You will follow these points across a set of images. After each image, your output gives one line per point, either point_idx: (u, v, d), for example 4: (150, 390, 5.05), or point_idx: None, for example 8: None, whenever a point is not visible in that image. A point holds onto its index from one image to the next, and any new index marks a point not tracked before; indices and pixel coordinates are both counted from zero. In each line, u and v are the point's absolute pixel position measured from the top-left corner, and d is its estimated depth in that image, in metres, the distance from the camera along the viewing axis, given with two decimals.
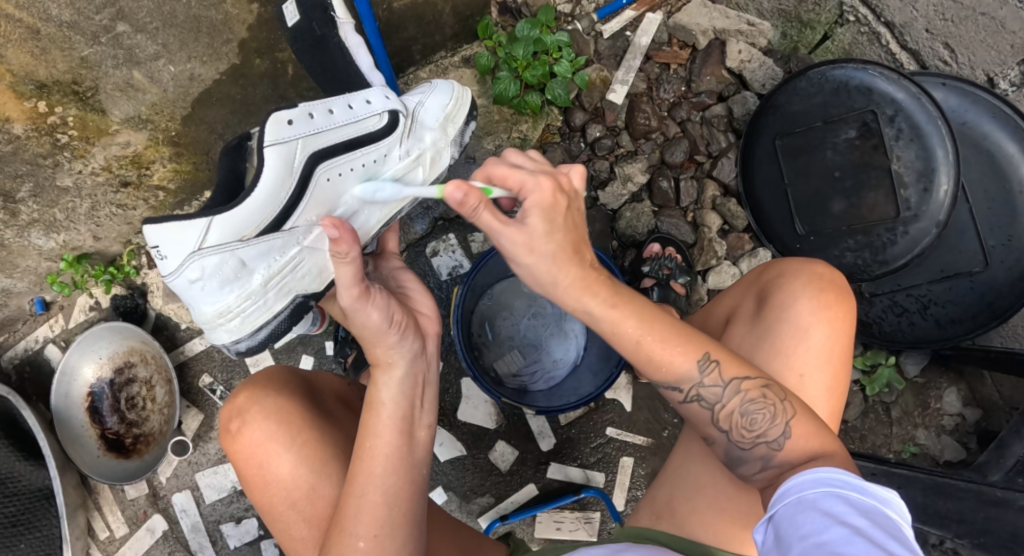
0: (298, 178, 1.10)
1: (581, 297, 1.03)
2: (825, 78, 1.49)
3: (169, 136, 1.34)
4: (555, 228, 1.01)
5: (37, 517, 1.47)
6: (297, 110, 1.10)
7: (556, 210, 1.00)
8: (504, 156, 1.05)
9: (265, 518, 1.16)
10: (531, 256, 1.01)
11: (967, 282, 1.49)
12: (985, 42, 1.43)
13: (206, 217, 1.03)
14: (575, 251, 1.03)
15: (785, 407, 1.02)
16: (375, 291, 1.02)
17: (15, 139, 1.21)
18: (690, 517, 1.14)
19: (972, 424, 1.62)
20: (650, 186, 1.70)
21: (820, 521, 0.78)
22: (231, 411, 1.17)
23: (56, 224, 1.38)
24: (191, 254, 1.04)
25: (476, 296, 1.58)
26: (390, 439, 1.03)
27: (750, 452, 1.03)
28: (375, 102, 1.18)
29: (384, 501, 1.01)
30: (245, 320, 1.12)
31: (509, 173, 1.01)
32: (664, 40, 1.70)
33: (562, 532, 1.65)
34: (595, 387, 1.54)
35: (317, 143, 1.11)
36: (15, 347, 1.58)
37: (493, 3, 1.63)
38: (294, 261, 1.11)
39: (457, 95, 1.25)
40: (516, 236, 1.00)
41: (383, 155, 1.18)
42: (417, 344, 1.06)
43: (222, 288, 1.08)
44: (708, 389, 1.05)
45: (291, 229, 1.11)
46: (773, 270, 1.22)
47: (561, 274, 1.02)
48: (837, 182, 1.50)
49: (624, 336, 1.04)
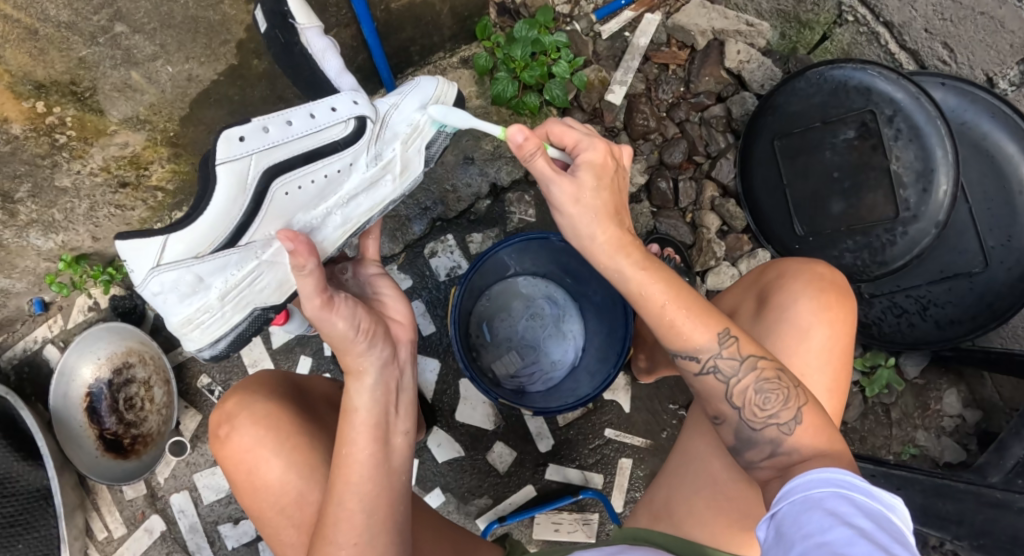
0: (252, 195, 1.11)
1: (614, 256, 1.05)
2: (824, 78, 1.49)
3: (168, 137, 1.34)
4: (603, 184, 1.06)
5: (35, 518, 1.47)
6: (250, 125, 1.09)
7: (606, 169, 1.06)
8: (559, 121, 1.11)
9: (256, 523, 1.16)
10: (575, 208, 1.04)
11: (966, 282, 1.48)
12: (984, 41, 1.41)
13: (163, 235, 1.07)
14: (616, 211, 1.06)
15: (799, 393, 1.02)
16: (339, 299, 1.00)
17: (13, 140, 1.20)
18: (687, 519, 1.14)
19: (972, 425, 1.62)
20: (649, 187, 1.69)
21: (824, 520, 0.78)
22: (221, 417, 1.18)
23: (54, 224, 1.38)
24: (151, 270, 1.09)
25: (473, 298, 1.55)
26: (364, 447, 1.02)
27: (759, 434, 1.02)
28: (341, 109, 1.16)
29: (361, 508, 1.01)
30: (206, 331, 1.16)
31: (566, 131, 1.08)
32: (663, 40, 1.70)
33: (560, 533, 1.65)
34: (593, 388, 1.49)
35: (270, 159, 1.11)
36: (14, 347, 1.58)
37: (492, 4, 1.63)
38: (251, 275, 1.15)
39: (439, 93, 1.21)
40: (567, 187, 1.04)
41: (348, 165, 1.18)
42: (387, 351, 1.05)
43: (182, 302, 1.13)
44: (726, 361, 1.04)
45: (246, 244, 1.13)
46: (773, 271, 1.22)
47: (599, 230, 1.05)
48: (835, 182, 1.49)
49: (649, 297, 1.04)
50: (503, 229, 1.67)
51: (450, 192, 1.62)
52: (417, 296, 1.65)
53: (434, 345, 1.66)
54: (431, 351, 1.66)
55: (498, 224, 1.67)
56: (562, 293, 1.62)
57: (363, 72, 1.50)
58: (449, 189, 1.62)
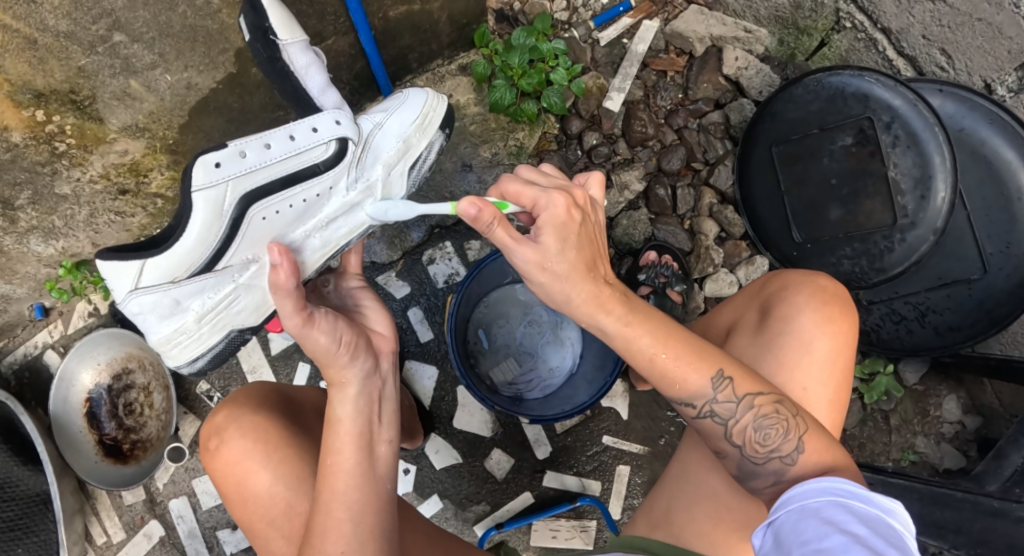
0: (229, 220, 1.11)
1: (595, 313, 1.03)
2: (821, 85, 1.48)
3: (167, 144, 1.35)
4: (568, 244, 1.01)
5: (35, 522, 1.48)
6: (227, 150, 1.10)
7: (570, 225, 1.01)
8: (517, 172, 1.08)
9: (247, 535, 1.17)
10: (544, 274, 1.02)
11: (965, 289, 1.47)
12: (981, 47, 1.40)
13: (140, 259, 1.07)
14: (590, 268, 1.03)
15: (799, 422, 1.01)
16: (319, 314, 1.01)
17: (13, 148, 1.20)
18: (684, 528, 1.13)
19: (972, 431, 1.60)
20: (648, 194, 1.70)
21: (820, 529, 0.78)
22: (210, 429, 1.19)
23: (54, 231, 1.39)
24: (129, 292, 1.09)
25: (470, 305, 1.55)
26: (349, 456, 1.03)
27: (763, 467, 1.02)
28: (322, 130, 1.17)
29: (349, 517, 1.01)
30: (184, 351, 1.17)
31: (524, 189, 1.03)
32: (661, 47, 1.70)
33: (558, 539, 1.65)
34: (589, 397, 1.50)
35: (248, 183, 1.12)
36: (14, 352, 1.59)
37: (490, 11, 1.64)
38: (228, 299, 1.15)
39: (425, 111, 1.25)
40: (531, 253, 1.01)
41: (328, 188, 1.18)
42: (369, 362, 1.06)
43: (160, 323, 1.13)
44: (722, 405, 1.03)
45: (223, 268, 1.13)
46: (774, 284, 1.21)
47: (574, 291, 1.02)
48: (834, 189, 1.49)
49: (639, 352, 1.03)
50: None
51: (448, 199, 1.63)
52: (415, 303, 1.65)
53: (431, 352, 1.66)
54: (428, 358, 1.66)
55: None
56: None
57: (361, 80, 1.51)
58: (448, 196, 1.64)
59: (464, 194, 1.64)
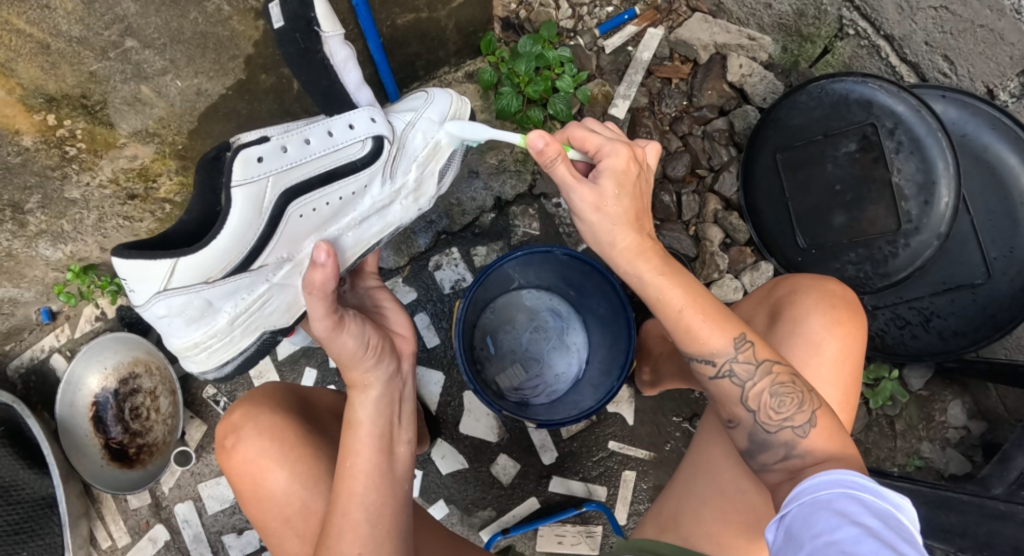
0: (268, 218, 1.10)
1: (633, 259, 1.04)
2: (825, 92, 1.50)
3: (177, 149, 1.34)
4: (625, 191, 1.04)
5: (40, 526, 1.47)
6: (268, 144, 1.08)
7: (629, 174, 1.05)
8: (583, 122, 1.11)
9: (260, 532, 1.17)
10: (597, 215, 1.03)
11: (969, 294, 1.48)
12: (983, 53, 1.41)
13: (173, 257, 1.04)
14: (637, 218, 1.05)
15: (812, 397, 1.02)
16: (348, 318, 1.01)
17: (24, 152, 1.19)
18: (695, 530, 1.13)
19: (977, 437, 1.61)
20: (652, 200, 1.71)
21: (832, 520, 0.79)
22: (227, 427, 1.18)
23: (63, 235, 1.40)
24: (157, 293, 1.07)
25: (478, 310, 1.55)
26: (369, 457, 1.03)
27: (774, 436, 1.02)
28: (359, 127, 1.16)
29: (366, 518, 1.01)
30: (212, 354, 1.17)
31: (590, 136, 1.07)
32: (666, 54, 1.72)
33: (564, 545, 1.64)
34: (595, 402, 1.48)
35: (287, 179, 1.11)
36: (21, 356, 1.61)
37: (496, 19, 1.67)
38: (260, 300, 1.16)
39: (453, 110, 1.25)
40: (587, 194, 1.04)
41: (363, 187, 1.20)
42: (392, 366, 1.07)
43: (189, 325, 1.12)
44: (741, 365, 1.04)
45: (258, 268, 1.13)
46: (784, 287, 1.23)
47: (619, 236, 1.04)
48: (837, 196, 1.50)
49: (669, 304, 1.03)
50: (507, 242, 1.68)
51: (455, 206, 1.63)
52: (422, 309, 1.66)
53: (439, 357, 1.66)
54: (434, 363, 1.66)
55: (502, 237, 1.68)
56: (566, 305, 1.62)
57: (369, 86, 1.52)
58: (454, 202, 1.63)
59: (471, 201, 1.64)
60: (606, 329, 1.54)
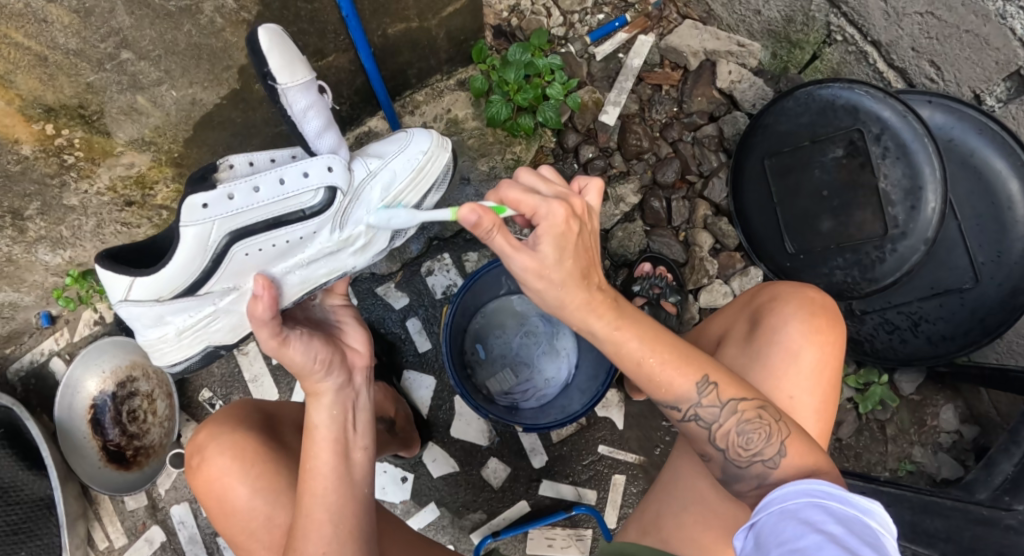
0: (211, 255, 1.13)
1: (587, 319, 1.04)
2: (812, 98, 1.50)
3: (172, 157, 1.37)
4: (566, 254, 1.00)
5: (38, 526, 1.50)
6: (215, 191, 1.10)
7: (569, 235, 1.00)
8: (518, 177, 1.05)
9: (230, 546, 1.19)
10: (540, 281, 1.01)
11: (957, 298, 1.48)
12: (969, 59, 1.40)
13: (132, 275, 1.10)
14: (584, 276, 1.03)
15: (781, 427, 1.02)
16: (294, 336, 1.04)
17: (23, 160, 1.22)
18: (674, 534, 1.14)
19: (970, 441, 1.60)
20: (643, 206, 1.71)
21: (798, 529, 0.80)
22: (193, 447, 1.21)
23: (63, 241, 1.43)
24: (120, 301, 1.13)
25: (467, 317, 1.57)
26: (327, 461, 1.06)
27: (746, 470, 1.03)
28: (313, 176, 1.16)
29: (328, 518, 1.04)
30: (165, 358, 1.21)
31: (524, 198, 1.00)
32: (656, 61, 1.75)
33: (553, 548, 1.65)
34: (582, 406, 1.50)
35: (235, 222, 1.13)
36: (21, 360, 1.65)
37: (488, 27, 1.69)
38: (207, 318, 1.19)
39: (423, 165, 1.24)
40: (529, 261, 1.00)
41: (312, 233, 1.19)
42: (343, 377, 1.09)
43: (145, 330, 1.17)
44: (706, 409, 1.05)
45: (205, 293, 1.16)
46: (764, 294, 1.23)
47: (567, 296, 1.03)
48: (825, 201, 1.50)
49: (626, 355, 1.05)
50: None
51: (447, 212, 1.66)
52: (413, 314, 1.67)
53: (430, 361, 1.68)
54: (426, 368, 1.68)
55: None
56: None
57: (361, 95, 1.56)
58: (446, 209, 1.66)
59: (462, 207, 1.67)
60: (592, 337, 1.55)
